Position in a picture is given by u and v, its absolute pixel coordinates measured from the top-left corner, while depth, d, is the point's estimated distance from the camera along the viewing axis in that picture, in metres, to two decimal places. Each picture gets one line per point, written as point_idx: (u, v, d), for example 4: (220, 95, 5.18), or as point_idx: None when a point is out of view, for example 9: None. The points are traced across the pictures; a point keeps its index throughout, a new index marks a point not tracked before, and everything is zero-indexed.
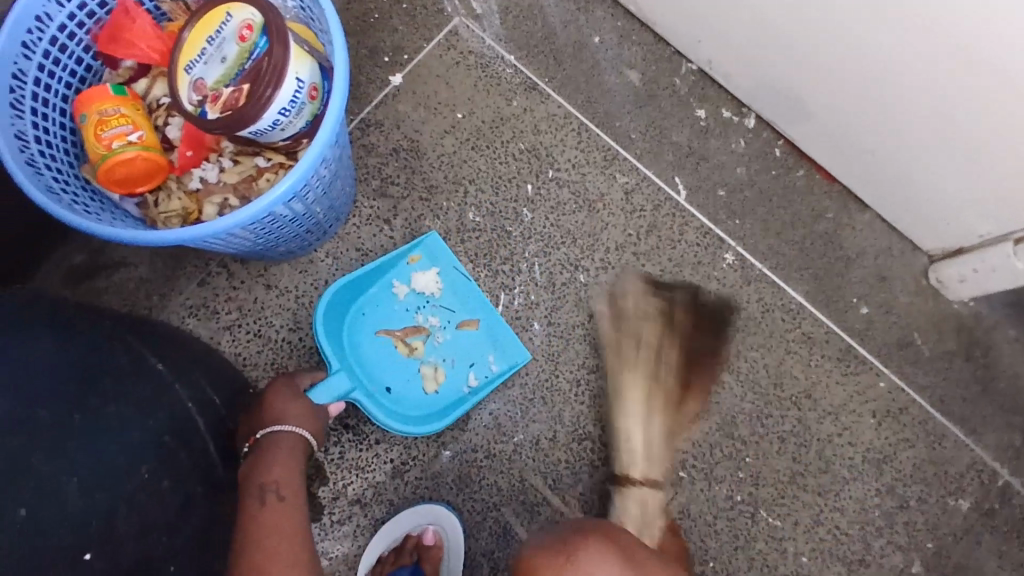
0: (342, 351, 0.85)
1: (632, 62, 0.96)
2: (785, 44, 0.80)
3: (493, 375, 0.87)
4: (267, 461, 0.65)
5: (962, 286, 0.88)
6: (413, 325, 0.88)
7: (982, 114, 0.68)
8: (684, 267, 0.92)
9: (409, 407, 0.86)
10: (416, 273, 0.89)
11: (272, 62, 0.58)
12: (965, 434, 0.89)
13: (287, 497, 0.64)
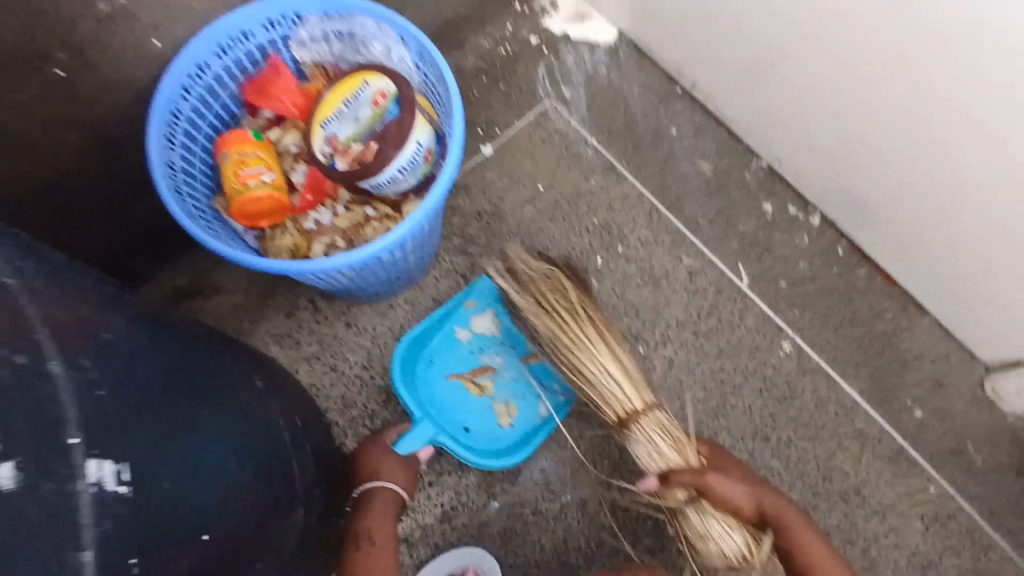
0: (417, 397, 0.90)
1: (705, 155, 1.03)
2: (851, 146, 0.86)
3: (563, 401, 0.92)
4: (364, 513, 0.80)
5: (1018, 399, 0.89)
6: (477, 366, 0.93)
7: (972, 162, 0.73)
8: (742, 351, 0.95)
9: (489, 443, 0.91)
10: (474, 317, 0.94)
11: (401, 128, 0.66)
12: (1014, 549, 0.88)
13: (378, 541, 0.79)
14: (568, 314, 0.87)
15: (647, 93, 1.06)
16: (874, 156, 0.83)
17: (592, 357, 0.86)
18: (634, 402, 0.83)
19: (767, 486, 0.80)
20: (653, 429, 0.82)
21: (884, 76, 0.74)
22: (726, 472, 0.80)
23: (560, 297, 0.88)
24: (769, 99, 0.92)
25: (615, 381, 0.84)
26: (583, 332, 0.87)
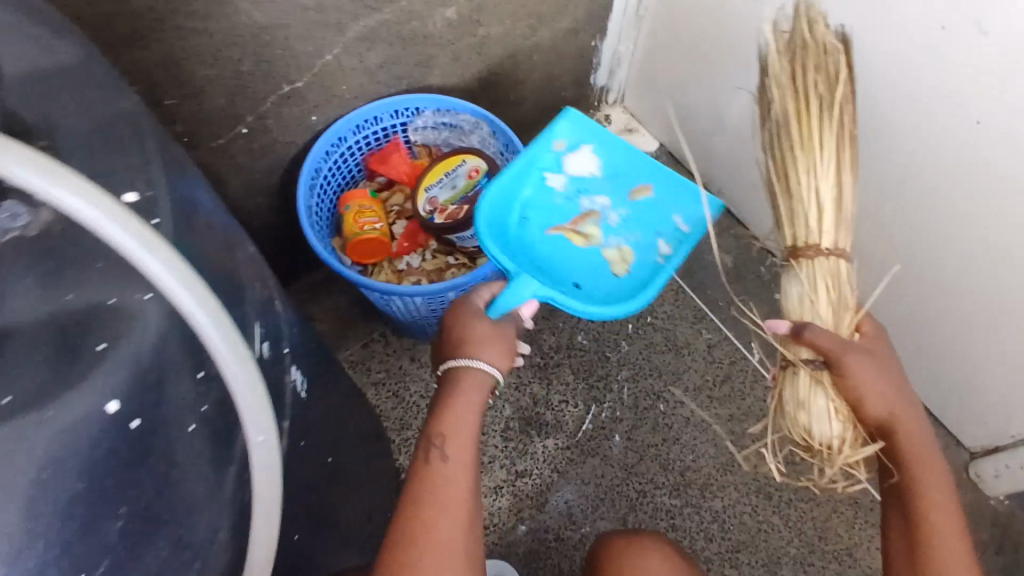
0: (508, 246, 0.82)
1: (727, 250, 1.22)
2: (852, 250, 1.03)
3: (684, 233, 0.85)
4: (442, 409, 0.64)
5: (998, 482, 1.01)
6: (581, 212, 0.89)
7: (951, 262, 0.88)
8: (750, 417, 1.09)
9: (603, 293, 0.83)
10: (573, 154, 0.92)
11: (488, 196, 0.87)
12: None
13: (453, 456, 0.62)
14: (822, 112, 0.73)
15: None
16: (869, 262, 1.01)
17: (807, 171, 0.73)
18: (825, 239, 0.72)
19: (899, 369, 0.67)
20: (840, 283, 0.71)
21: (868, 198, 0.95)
22: (884, 365, 0.66)
23: (813, 99, 0.72)
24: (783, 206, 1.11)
25: (819, 197, 0.72)
26: (823, 137, 0.73)
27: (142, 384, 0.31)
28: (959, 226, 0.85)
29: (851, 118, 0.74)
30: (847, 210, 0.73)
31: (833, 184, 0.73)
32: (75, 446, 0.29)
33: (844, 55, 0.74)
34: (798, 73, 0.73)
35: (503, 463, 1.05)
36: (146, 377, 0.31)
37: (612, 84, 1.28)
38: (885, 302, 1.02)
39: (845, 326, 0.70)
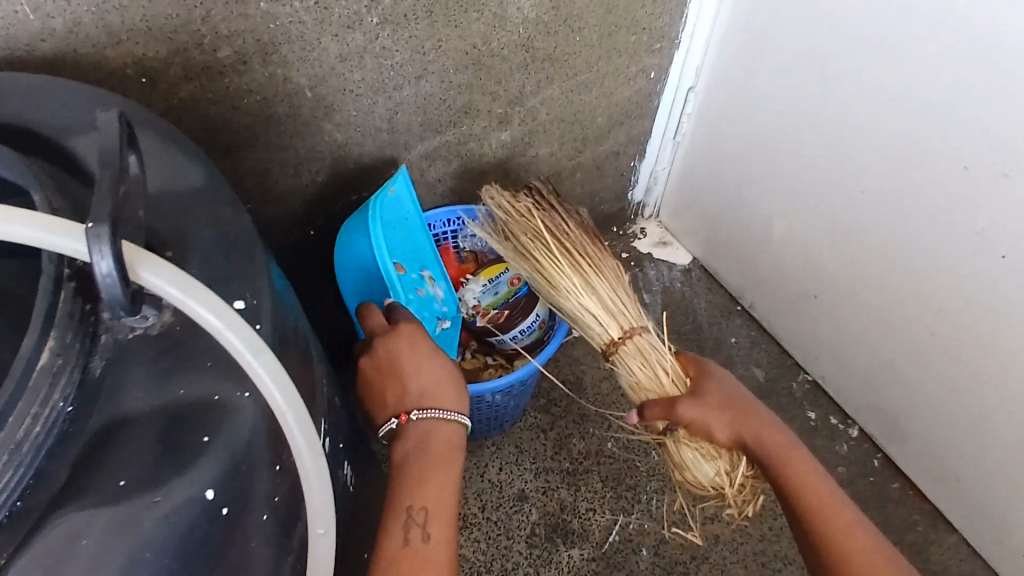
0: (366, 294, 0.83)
1: (759, 363, 1.23)
2: (888, 376, 1.06)
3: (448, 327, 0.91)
4: (428, 474, 0.69)
5: None
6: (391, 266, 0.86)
7: (983, 391, 0.93)
8: (783, 539, 1.07)
9: None
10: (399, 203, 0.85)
11: (530, 302, 0.95)
12: None
13: (434, 532, 0.65)
14: (547, 253, 0.86)
15: (711, 307, 1.30)
16: (903, 386, 1.04)
17: (564, 294, 0.85)
18: (611, 332, 0.83)
19: (753, 401, 0.75)
20: (650, 348, 0.82)
21: (901, 321, 0.99)
22: (731, 398, 0.75)
23: (535, 242, 0.86)
24: (815, 324, 1.15)
25: (600, 312, 0.84)
26: (562, 271, 0.85)
27: (232, 472, 0.38)
28: (998, 353, 0.89)
29: (585, 254, 0.86)
30: (629, 314, 0.84)
31: (575, 306, 0.84)
32: (168, 520, 0.36)
33: (543, 216, 0.89)
34: (516, 221, 0.88)
35: (527, 571, 1.03)
36: (237, 467, 0.38)
37: (649, 200, 1.36)
38: (924, 424, 1.04)
39: (675, 373, 0.80)
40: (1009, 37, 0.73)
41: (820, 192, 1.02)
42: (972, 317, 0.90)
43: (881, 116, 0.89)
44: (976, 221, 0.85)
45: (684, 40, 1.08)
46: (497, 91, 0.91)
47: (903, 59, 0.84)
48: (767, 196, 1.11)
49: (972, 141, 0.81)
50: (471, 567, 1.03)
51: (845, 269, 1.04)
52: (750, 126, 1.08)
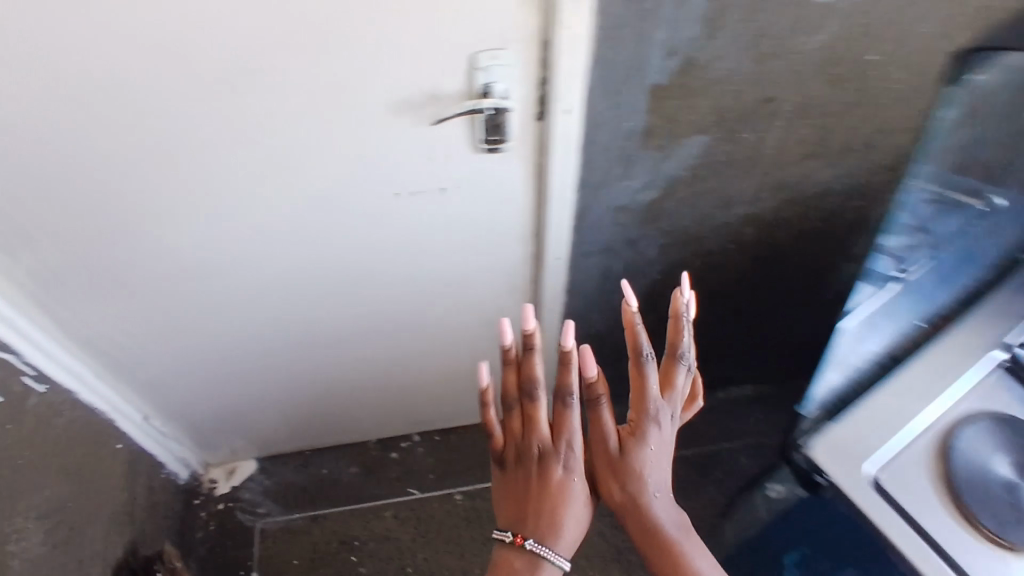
0: None
1: (348, 462, 1.88)
2: (396, 408, 1.78)
3: None
4: (540, 573, 1.00)
5: None
6: None
7: (427, 383, 1.70)
8: (444, 517, 1.79)
9: None
10: None
11: None
12: None
13: None
14: None
15: (298, 468, 1.87)
16: (406, 407, 1.79)
17: None
18: None
19: (644, 471, 1.05)
20: None
21: (369, 392, 1.69)
22: (663, 470, 1.07)
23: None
24: (346, 424, 1.81)
25: None
26: None
27: None
28: (409, 373, 1.64)
29: None
30: None
31: None
32: None
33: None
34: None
35: None
36: None
37: (194, 466, 1.80)
38: (428, 407, 1.81)
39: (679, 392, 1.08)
40: (261, 317, 1.36)
41: (272, 393, 1.61)
42: (390, 374, 1.63)
43: (253, 358, 1.46)
44: (343, 351, 1.51)
45: (120, 411, 1.46)
46: (73, 573, 1.27)
47: (229, 349, 1.42)
48: (257, 412, 1.67)
49: (295, 345, 1.46)
50: None
51: (328, 399, 1.68)
52: (204, 401, 1.57)
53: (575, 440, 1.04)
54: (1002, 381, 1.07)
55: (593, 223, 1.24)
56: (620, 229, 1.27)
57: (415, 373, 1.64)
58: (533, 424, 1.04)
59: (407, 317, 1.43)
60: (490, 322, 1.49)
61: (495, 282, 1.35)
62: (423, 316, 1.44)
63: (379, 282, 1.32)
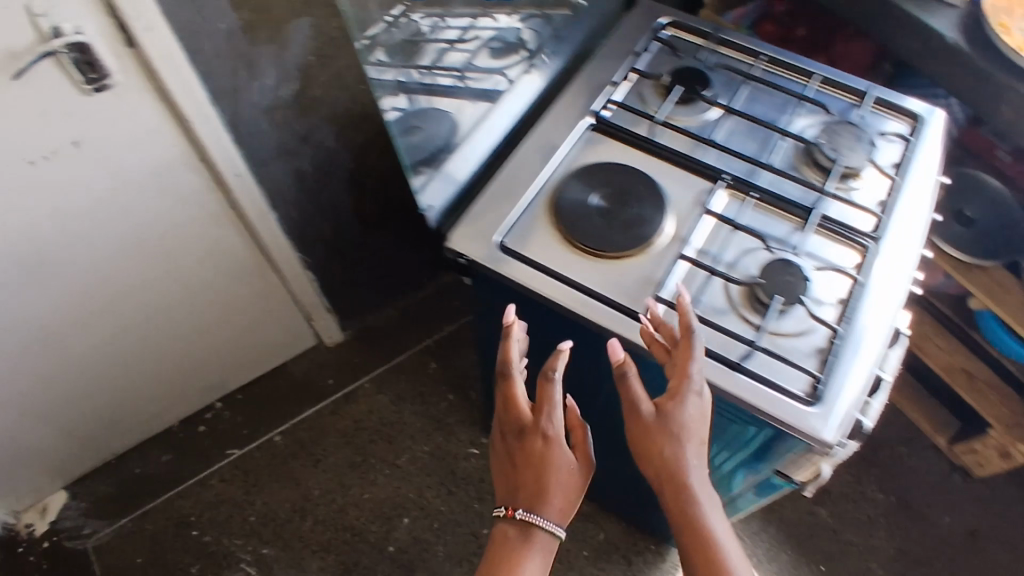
0: None
1: (161, 451, 1.90)
2: (183, 380, 1.81)
3: None
4: (527, 543, 0.91)
5: (329, 334, 1.96)
6: None
7: (196, 344, 1.74)
8: (267, 458, 1.87)
9: None
10: None
11: None
12: (407, 349, 2.01)
13: None
14: None
15: (112, 478, 1.86)
16: (192, 375, 1.82)
17: None
18: None
19: (675, 437, 0.88)
20: None
21: (140, 374, 1.70)
22: (704, 438, 0.90)
23: None
24: (139, 415, 1.81)
25: None
26: None
27: None
28: (172, 340, 1.68)
29: None
30: None
31: None
32: None
33: None
34: None
35: None
36: None
37: None
38: (216, 368, 1.85)
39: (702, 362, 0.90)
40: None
41: (35, 412, 1.59)
42: (151, 347, 1.66)
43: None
44: (84, 342, 1.52)
45: None
46: None
47: None
48: (31, 438, 1.64)
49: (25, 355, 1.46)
50: None
51: (101, 396, 1.68)
52: None
53: (552, 407, 0.94)
54: (597, 135, 1.16)
55: (250, 130, 1.32)
56: (280, 133, 1.36)
57: (176, 337, 1.68)
58: (520, 406, 0.96)
59: (128, 286, 1.48)
60: (217, 259, 1.56)
61: (189, 219, 1.42)
62: (144, 279, 1.49)
63: (78, 255, 1.34)
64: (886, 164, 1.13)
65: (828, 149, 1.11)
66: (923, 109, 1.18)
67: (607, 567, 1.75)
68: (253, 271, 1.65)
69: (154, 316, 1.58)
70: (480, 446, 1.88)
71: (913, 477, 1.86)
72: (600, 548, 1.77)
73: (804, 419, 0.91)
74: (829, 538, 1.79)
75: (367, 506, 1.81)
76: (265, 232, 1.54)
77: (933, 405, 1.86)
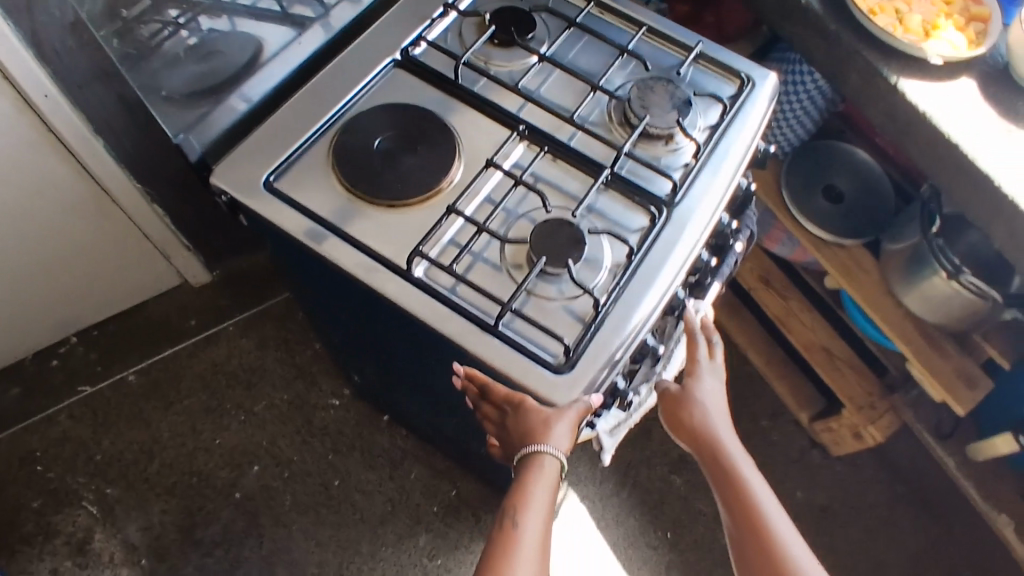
0: None
1: (9, 384, 1.82)
2: (31, 312, 1.73)
3: None
4: (530, 476, 0.88)
5: (193, 274, 1.90)
6: None
7: (43, 276, 1.65)
8: (122, 397, 1.84)
9: None
10: None
11: None
12: (275, 293, 1.98)
13: (524, 525, 0.87)
14: None
15: None
16: (41, 308, 1.73)
17: None
18: None
19: (697, 414, 1.01)
20: None
21: None
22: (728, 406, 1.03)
23: None
24: None
25: None
26: None
27: None
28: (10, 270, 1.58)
29: None
30: None
31: None
32: None
33: None
34: None
35: (80, 566, 1.65)
36: None
37: None
38: (69, 301, 1.77)
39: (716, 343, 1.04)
40: None
41: None
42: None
43: None
44: None
45: None
46: None
47: None
48: None
49: None
50: None
51: None
52: None
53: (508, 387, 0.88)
54: (401, 74, 1.08)
55: None
56: (98, 70, 1.22)
57: (16, 268, 1.59)
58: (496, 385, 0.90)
59: None
60: (44, 190, 1.47)
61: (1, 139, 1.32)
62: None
63: None
64: (701, 126, 1.07)
65: (638, 106, 1.04)
66: (753, 69, 1.11)
67: (455, 524, 1.74)
68: (95, 202, 1.56)
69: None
70: (341, 397, 1.87)
71: (773, 452, 1.86)
72: (451, 504, 1.77)
73: (550, 386, 0.85)
74: (680, 505, 1.79)
75: (220, 450, 1.79)
76: (98, 159, 1.45)
77: (798, 381, 1.85)
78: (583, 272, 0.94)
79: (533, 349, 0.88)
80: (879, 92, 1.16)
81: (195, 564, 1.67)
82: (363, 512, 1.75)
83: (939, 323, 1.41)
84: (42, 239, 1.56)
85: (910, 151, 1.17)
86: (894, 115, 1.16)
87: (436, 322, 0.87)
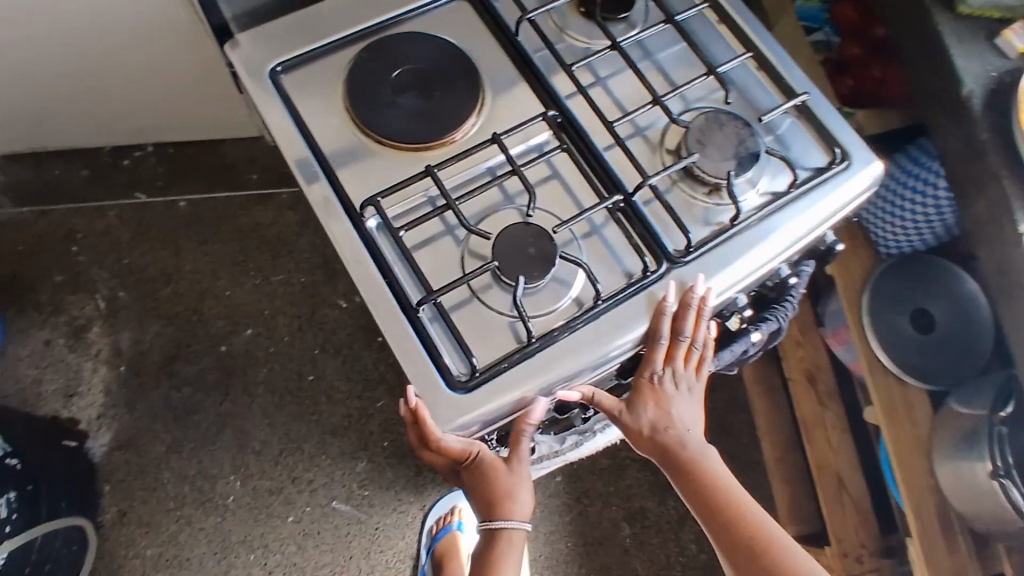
0: None
1: (81, 164, 1.93)
2: (117, 117, 1.78)
3: None
4: (503, 549, 0.87)
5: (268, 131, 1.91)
6: None
7: (135, 93, 1.67)
8: (166, 219, 1.92)
9: None
10: None
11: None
12: None
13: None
14: None
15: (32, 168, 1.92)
16: (127, 116, 1.78)
17: None
18: None
19: (663, 432, 0.86)
20: None
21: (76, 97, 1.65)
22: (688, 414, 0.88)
23: None
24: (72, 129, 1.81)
25: None
26: None
27: None
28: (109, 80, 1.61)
29: None
30: None
31: None
32: None
33: None
34: None
35: (71, 348, 1.79)
36: None
37: None
38: (153, 118, 1.81)
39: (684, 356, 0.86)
40: None
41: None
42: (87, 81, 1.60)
43: None
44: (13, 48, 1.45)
45: None
46: None
47: None
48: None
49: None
50: (72, 384, 1.77)
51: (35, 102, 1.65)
52: None
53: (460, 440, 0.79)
54: (466, 10, 0.97)
55: None
56: None
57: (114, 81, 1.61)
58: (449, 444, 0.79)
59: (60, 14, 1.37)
60: (151, 38, 1.46)
61: None
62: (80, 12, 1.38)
63: None
64: (760, 189, 0.89)
65: (694, 139, 0.88)
66: (859, 149, 0.91)
67: (395, 467, 1.74)
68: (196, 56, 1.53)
69: (78, 65, 1.53)
70: (349, 302, 1.86)
71: None
72: (399, 447, 1.75)
73: (440, 401, 0.78)
74: (614, 553, 1.69)
75: (225, 303, 1.85)
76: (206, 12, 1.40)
77: (800, 492, 1.64)
78: (542, 295, 0.84)
79: (443, 354, 0.80)
80: (1002, 236, 0.94)
81: (162, 392, 1.77)
82: (320, 415, 1.77)
83: (967, 518, 1.19)
84: (139, 72, 1.59)
85: (1006, 320, 0.96)
86: (1006, 271, 0.95)
87: (361, 283, 0.82)
